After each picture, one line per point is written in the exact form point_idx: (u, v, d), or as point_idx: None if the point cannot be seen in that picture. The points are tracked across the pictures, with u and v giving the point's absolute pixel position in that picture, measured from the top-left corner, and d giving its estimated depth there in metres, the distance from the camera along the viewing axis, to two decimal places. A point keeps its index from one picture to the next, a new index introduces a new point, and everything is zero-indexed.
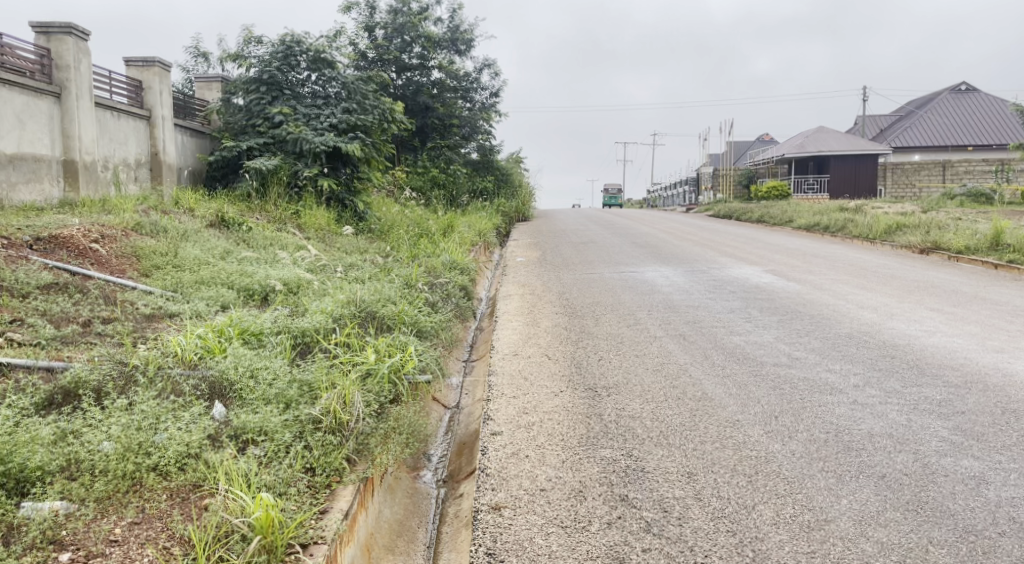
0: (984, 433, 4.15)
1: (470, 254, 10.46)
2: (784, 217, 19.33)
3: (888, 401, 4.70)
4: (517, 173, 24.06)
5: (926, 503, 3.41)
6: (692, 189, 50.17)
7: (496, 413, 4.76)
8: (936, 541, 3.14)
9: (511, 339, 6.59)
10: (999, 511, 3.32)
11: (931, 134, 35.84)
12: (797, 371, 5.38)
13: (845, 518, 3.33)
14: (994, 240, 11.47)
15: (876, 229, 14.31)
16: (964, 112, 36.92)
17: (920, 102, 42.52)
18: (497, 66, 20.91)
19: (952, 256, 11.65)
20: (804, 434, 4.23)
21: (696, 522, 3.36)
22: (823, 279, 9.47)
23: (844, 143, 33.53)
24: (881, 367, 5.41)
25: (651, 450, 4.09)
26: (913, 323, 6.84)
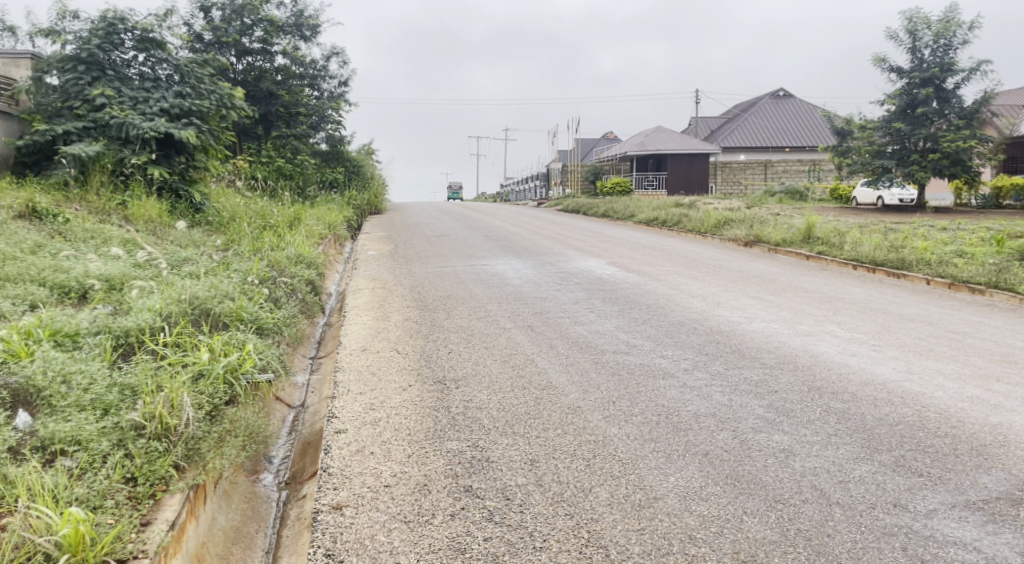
0: (793, 409, 4.57)
1: (317, 247, 10.15)
2: (625, 212, 20.27)
3: (713, 383, 5.07)
4: (369, 165, 23.64)
5: (743, 476, 3.70)
6: (543, 185, 51.50)
7: (341, 411, 4.66)
8: (749, 511, 3.38)
9: (360, 335, 6.47)
10: (804, 480, 3.65)
11: (756, 135, 38.87)
12: (634, 358, 5.68)
13: (672, 495, 3.54)
14: (806, 235, 12.63)
15: (707, 223, 15.35)
16: (783, 116, 40.38)
17: (745, 105, 46.09)
18: (345, 54, 20.36)
19: (771, 248, 12.71)
20: (638, 417, 4.46)
21: (536, 508, 3.46)
22: (660, 270, 10.03)
23: (680, 142, 35.62)
24: (707, 352, 5.82)
25: (496, 440, 4.16)
26: (737, 310, 7.42)
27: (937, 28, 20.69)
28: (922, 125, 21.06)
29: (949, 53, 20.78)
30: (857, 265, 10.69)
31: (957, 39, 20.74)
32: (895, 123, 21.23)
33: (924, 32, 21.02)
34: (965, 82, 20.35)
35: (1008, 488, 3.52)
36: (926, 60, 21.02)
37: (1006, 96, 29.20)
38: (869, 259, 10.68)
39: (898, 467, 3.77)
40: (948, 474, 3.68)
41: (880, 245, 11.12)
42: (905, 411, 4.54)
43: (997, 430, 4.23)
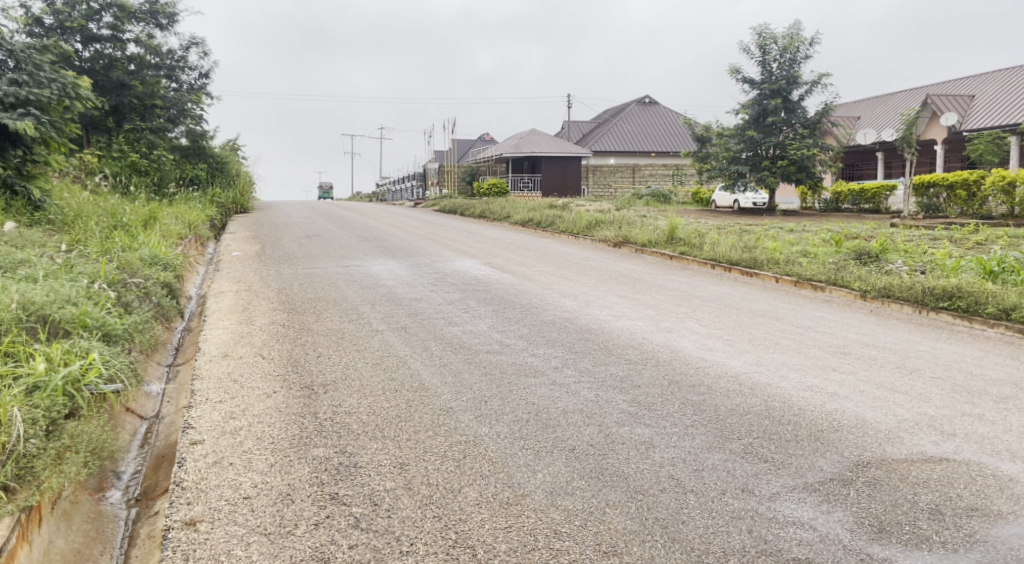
0: (654, 403, 4.78)
1: (176, 248, 9.58)
2: (502, 213, 20.49)
3: (581, 380, 5.20)
4: (235, 162, 22.60)
5: (607, 469, 3.82)
6: (419, 185, 51.22)
7: (199, 421, 4.42)
8: (612, 503, 3.49)
9: (221, 340, 6.16)
10: (662, 470, 3.82)
11: (624, 140, 40.40)
12: (506, 357, 5.73)
13: (539, 491, 3.60)
14: (670, 235, 13.24)
15: (579, 225, 15.78)
16: (649, 121, 42.24)
17: (614, 111, 47.77)
18: (206, 45, 19.35)
19: (638, 248, 13.24)
20: (509, 415, 4.51)
21: (404, 512, 3.41)
22: (533, 270, 10.20)
23: (554, 145, 36.41)
24: (576, 350, 5.97)
25: (365, 444, 4.07)
26: (605, 308, 7.69)
27: (784, 43, 22.25)
28: (772, 133, 22.60)
29: (794, 67, 22.41)
30: (715, 264, 11.34)
31: (801, 54, 22.40)
32: (749, 131, 22.68)
33: (772, 47, 22.55)
34: (808, 94, 22.02)
35: (840, 469, 3.83)
36: (775, 73, 22.59)
37: (844, 108, 31.90)
38: (726, 258, 11.35)
39: (747, 454, 4.02)
40: (790, 459, 3.96)
41: (735, 245, 11.84)
42: (754, 401, 4.85)
43: (833, 416, 4.60)
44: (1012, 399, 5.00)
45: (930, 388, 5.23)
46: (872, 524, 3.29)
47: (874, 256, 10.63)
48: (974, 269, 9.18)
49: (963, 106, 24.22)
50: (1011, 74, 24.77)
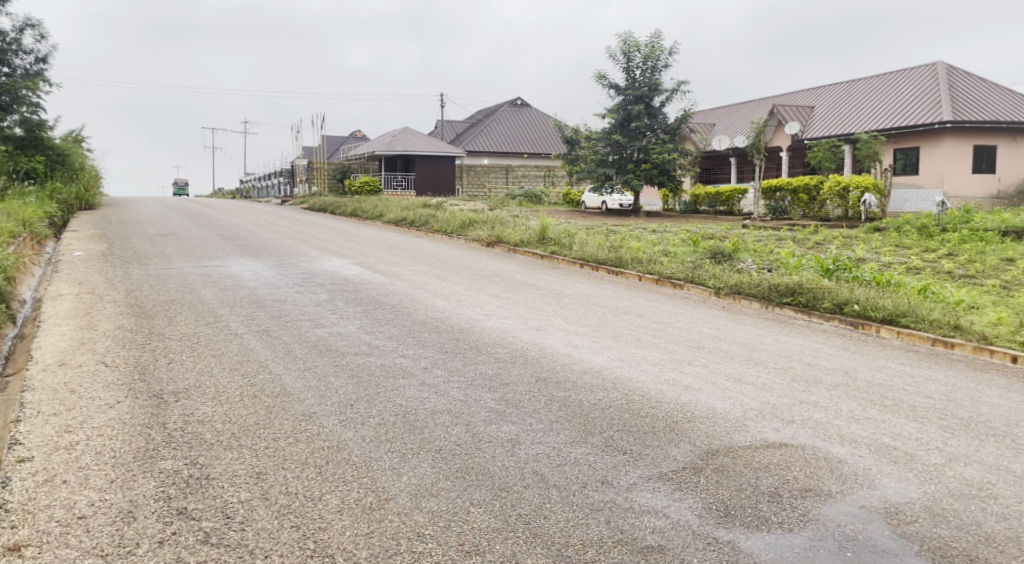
0: (521, 400, 4.84)
1: (7, 248, 8.72)
2: (373, 212, 20.12)
3: (450, 380, 5.19)
4: (79, 154, 20.91)
5: (473, 468, 3.82)
6: (287, 183, 49.45)
7: (27, 436, 4.03)
8: (476, 502, 3.50)
9: (57, 347, 5.65)
10: (527, 466, 3.87)
11: (496, 140, 40.79)
12: (374, 359, 5.63)
13: (403, 494, 3.55)
14: (541, 235, 13.49)
15: (452, 224, 15.78)
16: (520, 123, 42.87)
17: (486, 111, 48.15)
18: (43, 27, 17.80)
19: (510, 247, 13.40)
20: (375, 418, 4.42)
21: (259, 524, 3.27)
22: (404, 270, 10.07)
23: (427, 144, 36.19)
24: (447, 350, 5.95)
25: (219, 454, 3.87)
26: (476, 307, 7.72)
27: (646, 51, 23.24)
28: (636, 138, 23.56)
29: (655, 74, 23.46)
30: (583, 263, 11.66)
31: (662, 62, 23.48)
32: (615, 135, 23.52)
33: (635, 54, 23.50)
34: (669, 101, 23.12)
35: (692, 458, 4.03)
36: (638, 79, 23.56)
37: (702, 115, 33.73)
38: (594, 258, 11.70)
39: (607, 447, 4.15)
40: (647, 450, 4.12)
41: (602, 245, 12.24)
42: (616, 395, 5.01)
43: (687, 407, 4.84)
44: (843, 386, 5.46)
45: (773, 378, 5.62)
46: (719, 509, 3.47)
47: (727, 255, 11.29)
48: (813, 267, 9.97)
49: (805, 116, 26.23)
50: (845, 88, 27.06)
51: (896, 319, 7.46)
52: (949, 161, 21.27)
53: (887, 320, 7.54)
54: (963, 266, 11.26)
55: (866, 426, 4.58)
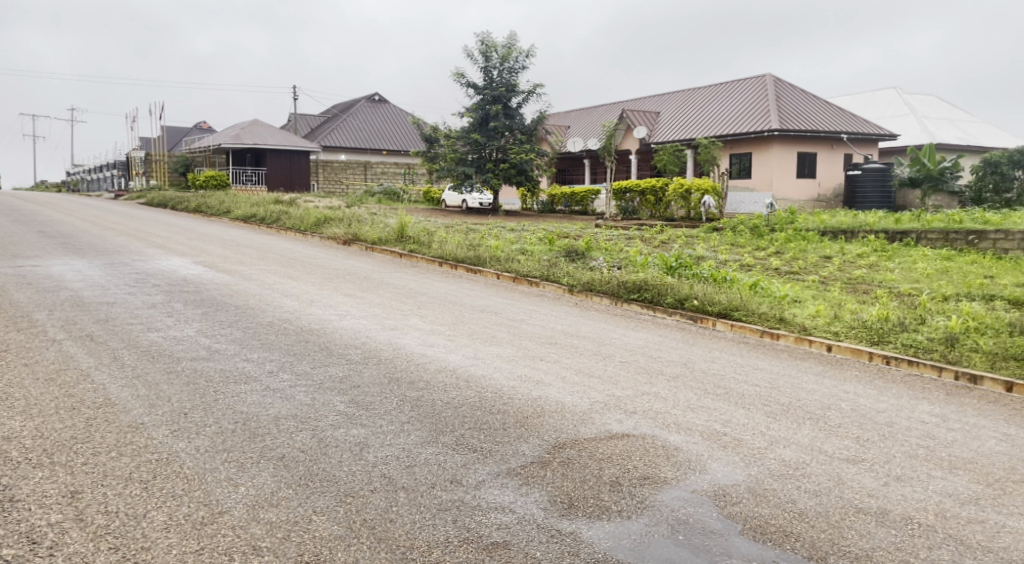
0: (371, 402, 4.73)
1: None
2: (220, 208, 19.03)
3: (297, 384, 4.98)
4: None
5: (317, 475, 3.69)
6: (123, 176, 45.85)
7: None
8: (319, 510, 3.38)
9: None
10: (375, 470, 3.78)
11: (353, 137, 39.53)
12: (213, 364, 5.31)
13: (240, 506, 3.36)
14: (400, 233, 13.29)
15: (306, 222, 15.23)
16: (378, 118, 42.11)
17: (343, 106, 46.92)
18: None
19: (367, 246, 13.12)
20: (212, 427, 4.16)
21: (71, 548, 2.98)
22: (252, 269, 9.58)
23: (279, 138, 34.70)
24: (295, 352, 5.72)
25: (27, 474, 3.50)
26: (329, 307, 7.48)
27: (503, 52, 23.57)
28: (494, 137, 23.81)
29: (512, 75, 23.83)
30: (442, 261, 11.62)
31: (519, 64, 23.89)
32: (473, 134, 23.63)
33: (492, 55, 23.76)
34: (525, 102, 23.55)
35: (539, 452, 4.10)
36: (495, 79, 23.85)
37: (557, 117, 34.66)
38: (452, 256, 11.69)
39: (458, 445, 4.14)
40: (496, 447, 4.16)
41: (461, 244, 12.24)
42: (468, 393, 5.02)
43: (537, 403, 4.93)
44: (681, 377, 5.78)
45: (619, 371, 5.85)
46: (563, 501, 3.56)
47: (581, 254, 11.64)
48: (658, 265, 10.47)
49: (652, 121, 27.59)
50: (688, 95, 28.69)
51: (730, 313, 7.99)
52: (777, 167, 23.11)
53: (722, 314, 8.05)
54: (789, 263, 12.25)
55: (700, 414, 4.86)
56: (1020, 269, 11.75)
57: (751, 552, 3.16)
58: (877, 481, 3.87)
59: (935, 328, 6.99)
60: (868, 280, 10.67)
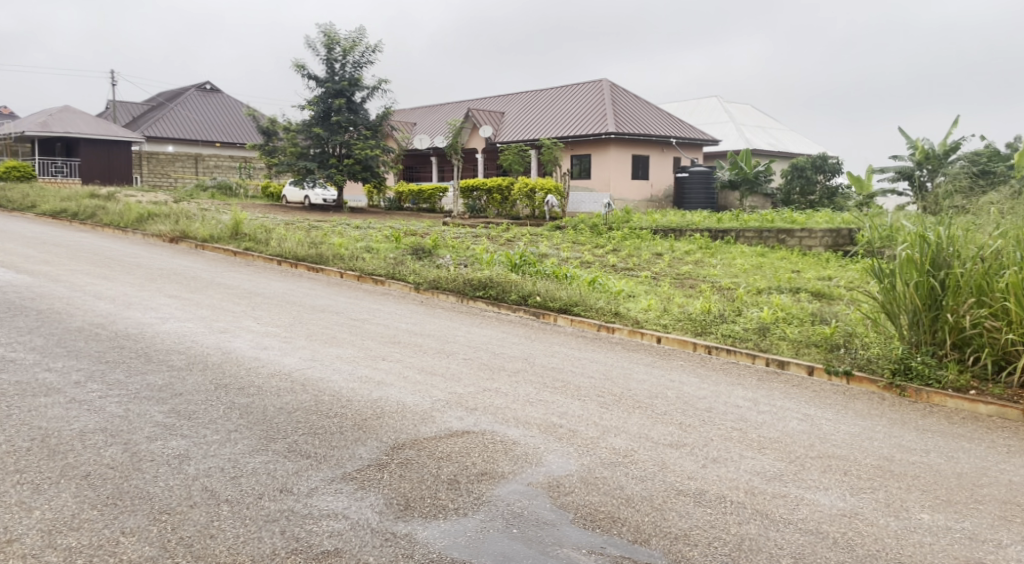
0: (195, 411, 4.42)
1: None
2: (25, 202, 17.11)
3: (108, 394, 4.56)
4: None
5: (128, 492, 3.39)
6: None
7: None
8: (129, 530, 3.11)
9: None
10: (195, 483, 3.53)
11: (181, 127, 37.22)
12: (7, 376, 4.74)
13: (33, 532, 3.03)
14: (234, 230, 12.58)
15: (127, 218, 14.05)
16: (210, 109, 39.76)
17: (169, 93, 43.81)
18: None
19: (197, 244, 12.30)
20: (2, 447, 3.72)
21: None
22: (60, 270, 8.69)
23: (94, 126, 31.78)
24: (107, 360, 5.24)
25: None
26: (149, 310, 6.92)
27: (346, 45, 22.99)
28: (337, 132, 23.15)
29: (355, 69, 23.29)
30: (281, 260, 11.11)
31: (363, 58, 23.39)
32: (315, 128, 22.84)
33: (335, 48, 23.11)
34: (369, 97, 23.09)
35: (377, 454, 4.01)
36: (338, 73, 23.21)
37: (403, 113, 34.36)
38: (291, 254, 11.22)
39: (289, 452, 3.96)
40: (331, 452, 4.01)
41: (302, 241, 11.76)
42: (303, 397, 4.82)
43: (376, 404, 4.82)
44: (521, 372, 5.88)
45: (461, 369, 5.85)
46: (399, 503, 3.50)
47: (427, 251, 11.56)
48: (503, 262, 10.59)
49: (497, 120, 28.00)
50: (532, 96, 29.38)
51: (571, 309, 8.24)
52: (615, 168, 24.18)
53: (563, 309, 8.29)
54: (625, 260, 12.85)
55: (538, 407, 4.96)
56: (821, 264, 13.05)
57: (581, 540, 3.26)
58: (696, 464, 4.13)
59: (750, 319, 7.59)
60: (694, 275, 11.41)
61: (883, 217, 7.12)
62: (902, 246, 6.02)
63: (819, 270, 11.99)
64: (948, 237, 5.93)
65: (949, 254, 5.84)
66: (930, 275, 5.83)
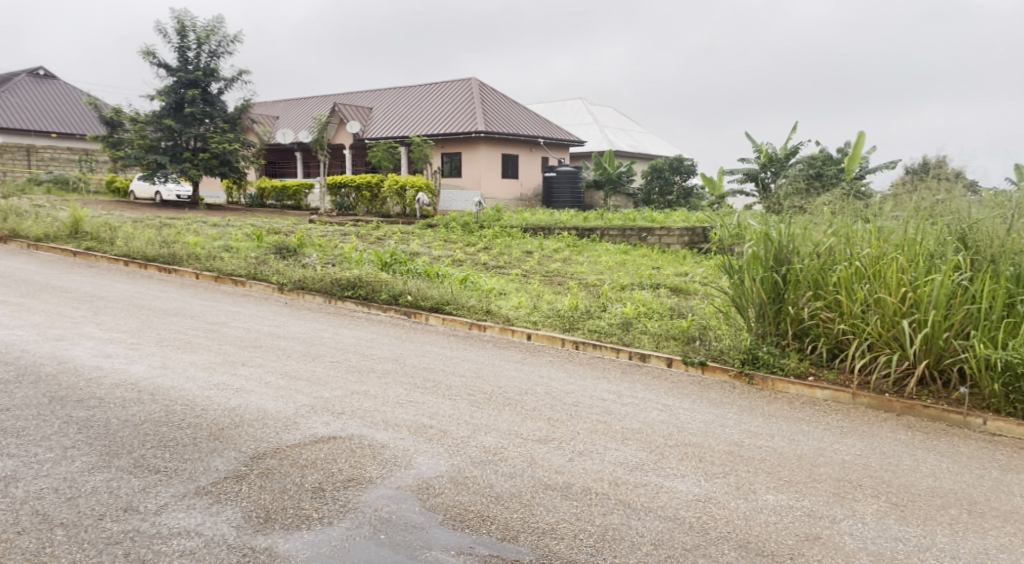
0: (25, 428, 4.03)
1: None
2: None
3: None
4: None
5: None
6: None
7: None
8: None
9: None
10: (24, 508, 3.23)
11: (10, 116, 33.82)
12: None
13: None
14: (73, 228, 11.59)
15: None
16: (44, 97, 36.42)
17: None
18: None
19: (31, 243, 11.24)
20: None
21: None
22: None
23: None
24: None
25: None
26: None
27: (200, 33, 21.76)
28: (192, 125, 21.87)
29: (211, 59, 22.10)
30: (129, 261, 10.36)
31: (220, 48, 22.23)
32: (166, 119, 21.46)
33: (188, 35, 21.82)
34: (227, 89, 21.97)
35: (235, 465, 3.80)
36: (192, 62, 21.93)
37: (264, 106, 32.95)
38: (140, 254, 10.48)
39: (136, 468, 3.69)
40: (183, 465, 3.77)
41: (152, 240, 11.01)
42: (153, 408, 4.50)
43: (235, 412, 4.58)
44: (391, 373, 5.78)
45: (327, 372, 5.67)
46: (259, 515, 3.34)
47: (292, 250, 11.14)
48: (372, 261, 10.39)
49: (365, 116, 27.45)
50: (400, 92, 29.03)
51: (442, 307, 8.19)
52: (484, 166, 24.32)
53: (434, 308, 8.23)
54: (495, 258, 12.96)
55: (407, 409, 4.89)
56: (678, 261, 13.73)
57: (450, 541, 3.24)
58: (563, 458, 4.21)
59: (614, 315, 7.86)
60: (562, 272, 11.69)
61: (733, 217, 7.60)
62: (749, 245, 6.49)
63: (676, 266, 12.60)
64: (788, 235, 6.42)
65: (789, 251, 6.34)
66: (773, 270, 6.30)
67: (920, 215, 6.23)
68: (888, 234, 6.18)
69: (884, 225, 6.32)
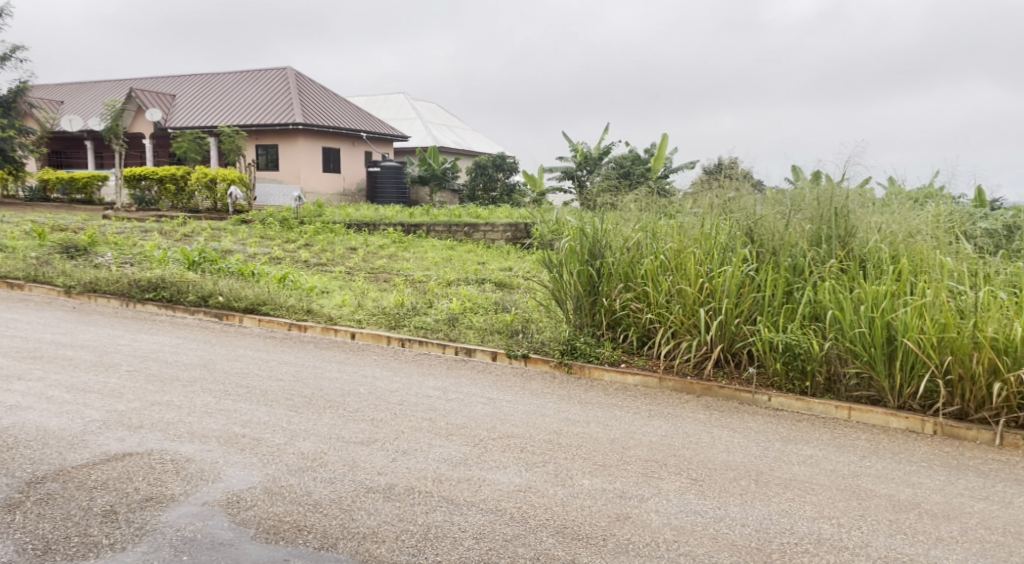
0: None
1: None
2: None
3: None
4: None
5: None
6: None
7: None
8: None
9: None
10: None
11: None
12: None
13: None
14: None
15: None
16: None
17: None
18: None
19: None
20: None
21: None
22: None
23: None
24: None
25: None
26: None
27: None
28: None
29: None
30: None
31: None
32: None
33: None
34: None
35: (6, 494, 3.36)
36: None
37: (48, 89, 29.51)
38: None
39: None
40: None
41: None
42: None
43: (9, 433, 4.04)
44: (198, 381, 5.36)
45: (123, 383, 5.16)
46: (34, 548, 2.97)
47: (83, 249, 10.07)
48: (178, 260, 9.64)
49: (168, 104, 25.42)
50: (209, 79, 27.20)
51: (258, 308, 7.75)
52: (304, 160, 23.39)
53: (248, 309, 7.76)
54: (317, 255, 12.51)
55: (217, 418, 4.57)
56: (502, 256, 13.98)
57: (261, 555, 3.06)
58: (385, 459, 4.12)
59: (440, 310, 7.86)
60: (388, 269, 11.51)
61: (551, 213, 7.87)
62: (566, 240, 6.78)
63: (500, 262, 12.83)
64: (601, 231, 6.75)
65: (602, 246, 6.66)
66: (588, 264, 6.59)
67: (714, 212, 6.79)
68: (688, 228, 6.68)
69: (684, 221, 6.83)
